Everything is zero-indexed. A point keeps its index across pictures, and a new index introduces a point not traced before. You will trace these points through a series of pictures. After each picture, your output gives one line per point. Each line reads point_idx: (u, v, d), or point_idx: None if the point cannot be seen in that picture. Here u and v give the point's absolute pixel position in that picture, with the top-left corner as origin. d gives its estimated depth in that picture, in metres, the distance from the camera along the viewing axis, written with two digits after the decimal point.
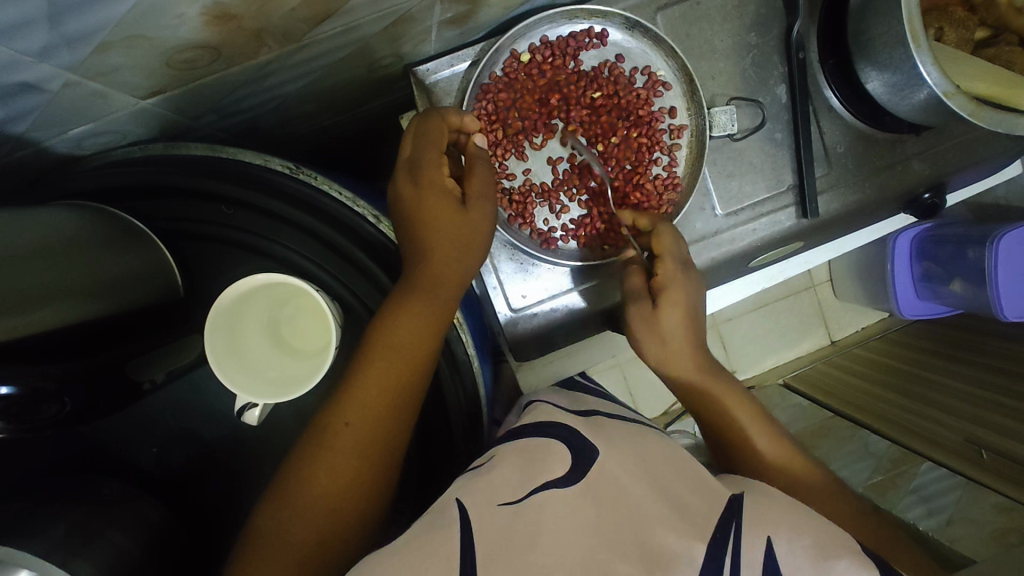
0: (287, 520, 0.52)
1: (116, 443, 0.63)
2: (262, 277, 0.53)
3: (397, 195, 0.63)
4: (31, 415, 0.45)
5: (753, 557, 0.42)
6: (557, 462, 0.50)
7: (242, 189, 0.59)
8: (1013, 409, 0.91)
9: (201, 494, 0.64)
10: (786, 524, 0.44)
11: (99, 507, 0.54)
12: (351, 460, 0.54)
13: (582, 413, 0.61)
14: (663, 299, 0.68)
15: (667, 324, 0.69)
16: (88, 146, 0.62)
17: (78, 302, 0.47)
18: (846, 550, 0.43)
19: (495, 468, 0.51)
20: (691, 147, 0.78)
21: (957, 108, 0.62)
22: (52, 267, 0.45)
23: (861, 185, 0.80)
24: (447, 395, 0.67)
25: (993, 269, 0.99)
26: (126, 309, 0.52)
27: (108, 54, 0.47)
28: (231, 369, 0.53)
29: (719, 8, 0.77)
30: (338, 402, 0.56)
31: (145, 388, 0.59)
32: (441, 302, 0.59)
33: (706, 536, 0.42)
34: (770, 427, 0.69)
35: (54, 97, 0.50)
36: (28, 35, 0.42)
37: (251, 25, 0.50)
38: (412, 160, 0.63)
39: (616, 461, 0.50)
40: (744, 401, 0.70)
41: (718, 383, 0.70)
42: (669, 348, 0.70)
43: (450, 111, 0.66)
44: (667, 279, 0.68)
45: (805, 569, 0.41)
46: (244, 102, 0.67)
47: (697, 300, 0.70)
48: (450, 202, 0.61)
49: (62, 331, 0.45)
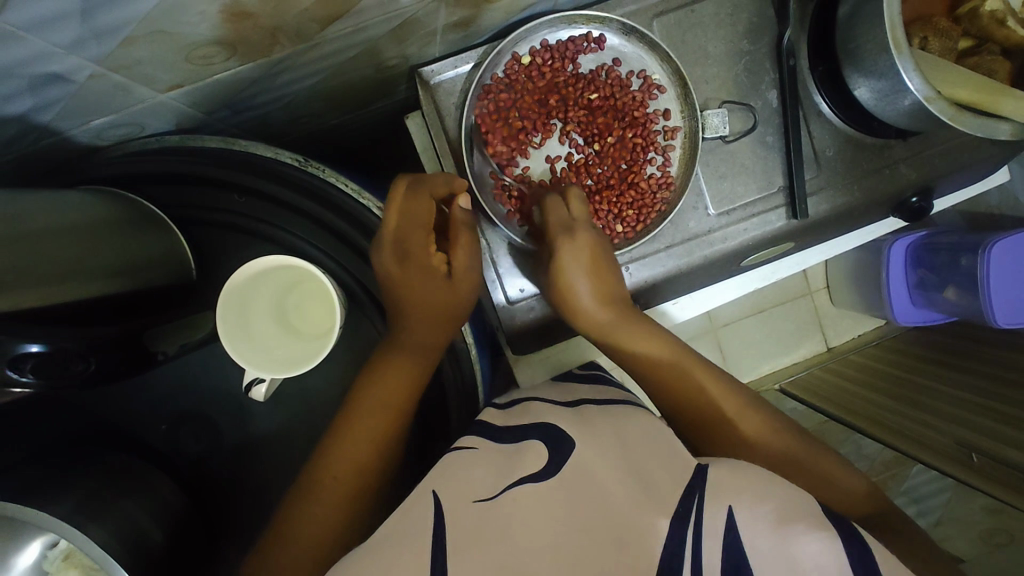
0: (303, 500, 0.55)
1: (126, 421, 0.65)
2: (264, 262, 0.56)
3: (376, 269, 0.61)
4: (60, 372, 0.48)
5: (715, 526, 0.43)
6: (531, 456, 0.52)
7: (254, 179, 0.62)
8: (1014, 418, 0.91)
9: (204, 474, 0.67)
10: (748, 493, 0.45)
11: (109, 480, 0.57)
12: (372, 437, 0.58)
13: (570, 404, 0.64)
14: (562, 263, 0.70)
15: (573, 283, 0.70)
16: (107, 137, 0.65)
17: (99, 279, 0.49)
18: (805, 514, 0.44)
19: (473, 460, 0.54)
20: (684, 147, 0.81)
21: (937, 112, 0.65)
22: (76, 245, 0.48)
23: (850, 188, 0.83)
24: (447, 381, 0.70)
25: (985, 275, 1.00)
26: (140, 290, 0.55)
27: (133, 48, 0.50)
28: (256, 360, 0.56)
29: (713, 16, 0.80)
30: (359, 393, 0.59)
31: (158, 359, 0.61)
32: (447, 318, 0.65)
33: (669, 511, 0.45)
34: (706, 369, 0.68)
35: (81, 88, 0.54)
36: (62, 28, 0.45)
37: (267, 23, 0.54)
38: (397, 232, 0.61)
39: (594, 451, 0.51)
40: (673, 351, 0.69)
41: (638, 338, 0.69)
42: (579, 309, 0.71)
43: (439, 182, 0.65)
44: (559, 237, 0.71)
45: (765, 536, 0.41)
46: (257, 99, 0.70)
47: (595, 246, 0.72)
48: (438, 279, 0.65)
49: (80, 303, 0.47)
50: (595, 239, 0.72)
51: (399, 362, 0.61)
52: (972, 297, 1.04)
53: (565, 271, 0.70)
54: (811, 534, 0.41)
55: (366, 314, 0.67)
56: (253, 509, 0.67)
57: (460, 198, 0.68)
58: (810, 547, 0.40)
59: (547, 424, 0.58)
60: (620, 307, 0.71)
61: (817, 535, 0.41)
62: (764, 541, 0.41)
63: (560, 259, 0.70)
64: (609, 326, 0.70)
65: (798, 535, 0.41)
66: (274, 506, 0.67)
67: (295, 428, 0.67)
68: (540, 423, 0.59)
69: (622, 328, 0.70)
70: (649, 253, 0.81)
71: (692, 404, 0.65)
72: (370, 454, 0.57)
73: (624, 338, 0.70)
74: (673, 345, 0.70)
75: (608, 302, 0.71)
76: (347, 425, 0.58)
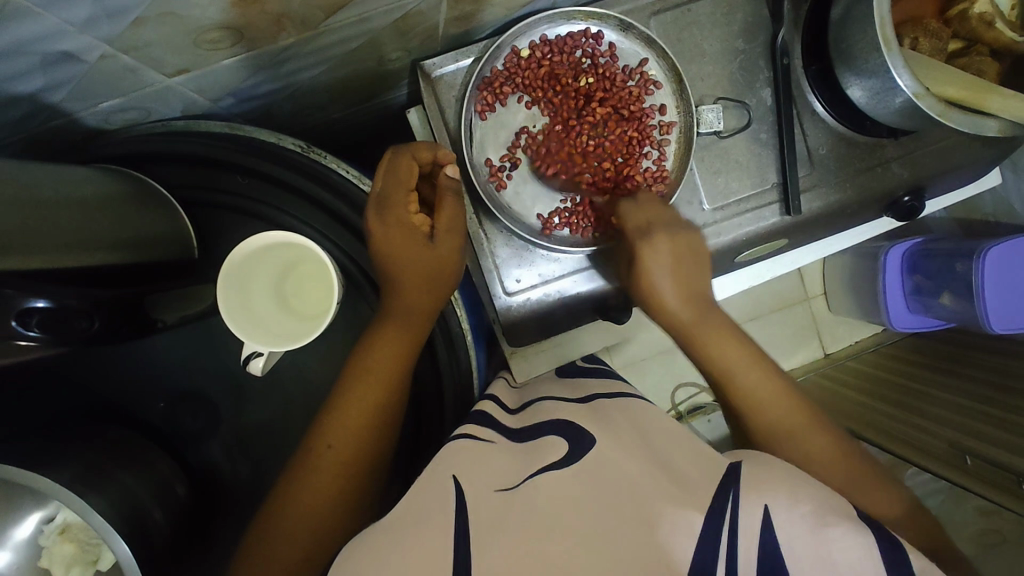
0: (299, 478, 0.56)
1: (122, 398, 0.66)
2: (262, 240, 0.58)
3: (367, 231, 0.62)
4: (64, 331, 0.49)
5: (753, 518, 0.45)
6: (551, 450, 0.57)
7: (257, 162, 0.64)
8: (1009, 422, 0.90)
9: (199, 454, 0.67)
10: (783, 492, 0.47)
11: (108, 454, 0.58)
12: (364, 414, 0.59)
13: (582, 399, 0.70)
14: (644, 267, 0.69)
15: (656, 289, 0.69)
16: (115, 121, 0.67)
17: (104, 249, 0.51)
18: (843, 517, 0.46)
19: (497, 458, 0.58)
20: (679, 142, 0.83)
21: (926, 108, 0.66)
22: (85, 215, 0.49)
23: (843, 185, 0.84)
24: (441, 368, 0.70)
25: (980, 283, 1.00)
26: (146, 262, 0.56)
27: (143, 29, 0.52)
28: (237, 317, 0.57)
29: (708, 15, 0.82)
30: (351, 373, 0.60)
31: (157, 327, 0.63)
32: (440, 294, 0.63)
33: (704, 507, 0.46)
34: (787, 390, 0.65)
35: (91, 68, 0.55)
36: (75, 6, 0.46)
37: (274, 9, 0.55)
38: (380, 193, 0.62)
39: (612, 447, 0.55)
40: (757, 367, 0.66)
41: (722, 348, 0.67)
42: (661, 312, 0.70)
43: (421, 146, 0.65)
44: (640, 241, 0.70)
45: (802, 536, 0.44)
46: (260, 87, 0.72)
47: (678, 247, 0.70)
48: (419, 237, 0.61)
49: (90, 270, 0.49)
50: (676, 238, 0.70)
51: (391, 339, 0.61)
52: (968, 302, 1.05)
53: (647, 274, 0.69)
54: (848, 539, 0.44)
55: (363, 296, 0.68)
56: (249, 487, 0.68)
57: (447, 166, 0.65)
58: (843, 551, 0.43)
59: (568, 424, 0.61)
60: (703, 311, 0.69)
61: (854, 537, 0.44)
62: (802, 540, 0.44)
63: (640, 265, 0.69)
64: (688, 331, 0.68)
65: (832, 535, 0.44)
66: (268, 486, 0.68)
67: (290, 409, 0.68)
68: (550, 427, 0.62)
69: (704, 337, 0.68)
70: None
71: (757, 421, 0.64)
72: (363, 431, 0.58)
73: (704, 346, 0.68)
74: (755, 355, 0.67)
75: (692, 304, 0.69)
76: (342, 400, 0.59)
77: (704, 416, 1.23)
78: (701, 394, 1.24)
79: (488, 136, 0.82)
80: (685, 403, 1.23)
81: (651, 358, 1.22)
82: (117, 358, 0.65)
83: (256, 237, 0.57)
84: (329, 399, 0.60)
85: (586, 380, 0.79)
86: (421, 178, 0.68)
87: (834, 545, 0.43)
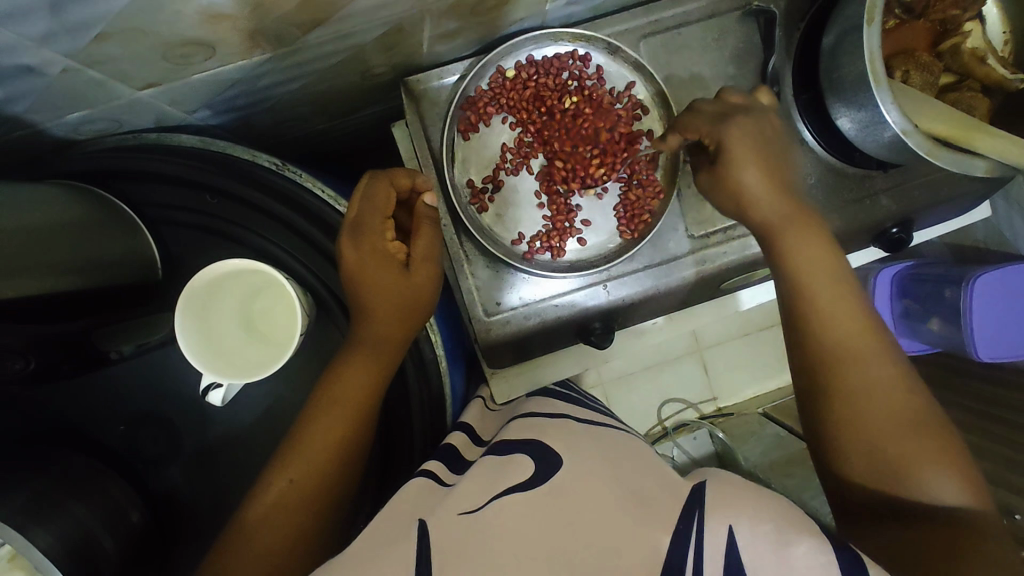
0: (254, 514, 0.54)
1: (82, 419, 0.64)
2: (221, 266, 0.56)
3: (340, 258, 0.59)
4: None
5: (717, 546, 0.45)
6: (518, 469, 0.54)
7: (227, 180, 0.62)
8: (985, 450, 0.90)
9: (159, 477, 0.65)
10: (748, 511, 0.47)
11: (63, 480, 0.56)
12: (330, 446, 0.57)
13: (553, 416, 0.68)
14: (729, 157, 0.64)
15: (745, 182, 0.64)
16: (84, 131, 0.64)
17: (41, 274, 0.49)
18: (808, 533, 0.45)
19: (462, 482, 0.55)
20: (666, 167, 0.81)
21: (914, 146, 0.64)
22: (22, 244, 0.47)
23: (832, 214, 0.83)
24: (411, 394, 0.69)
25: (967, 308, 0.98)
26: (88, 288, 0.54)
27: (107, 44, 0.50)
28: (197, 348, 0.55)
29: (699, 39, 0.81)
30: (317, 402, 0.58)
31: (112, 357, 0.63)
32: (419, 317, 0.61)
33: (670, 529, 0.46)
34: (861, 312, 0.59)
35: (53, 82, 0.53)
36: (32, 21, 0.44)
37: (245, 26, 0.53)
38: (356, 218, 0.60)
39: (578, 467, 0.52)
40: (829, 271, 0.61)
41: (804, 248, 0.62)
42: (747, 205, 0.64)
43: (399, 172, 0.63)
44: (719, 132, 0.65)
45: (767, 558, 0.43)
46: (237, 100, 0.69)
47: (757, 136, 0.65)
48: (393, 267, 0.59)
49: (11, 302, 0.47)
50: (757, 127, 0.66)
51: (358, 367, 0.59)
52: (956, 329, 1.04)
53: (730, 165, 0.64)
54: (810, 553, 0.43)
55: (333, 322, 0.66)
56: (210, 511, 0.66)
57: (426, 194, 0.64)
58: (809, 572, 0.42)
59: (535, 442, 0.59)
60: (795, 207, 0.64)
61: (817, 555, 0.43)
62: (765, 561, 0.43)
63: (721, 156, 0.64)
64: (776, 224, 0.63)
65: (793, 553, 0.43)
66: (231, 510, 0.66)
67: (257, 432, 0.67)
68: (516, 443, 0.60)
69: (792, 233, 0.62)
70: (628, 270, 0.81)
71: (811, 297, 0.60)
72: (327, 464, 0.56)
73: (784, 243, 0.62)
74: (836, 261, 0.61)
75: (784, 199, 0.63)
76: (308, 430, 0.57)
77: (689, 433, 1.20)
78: (686, 411, 1.22)
79: (472, 154, 0.80)
80: (671, 419, 1.20)
81: (636, 376, 1.21)
82: (78, 379, 0.64)
83: (213, 267, 0.55)
84: (295, 427, 0.58)
85: (562, 401, 0.77)
86: (397, 204, 0.66)
87: (797, 563, 0.43)
